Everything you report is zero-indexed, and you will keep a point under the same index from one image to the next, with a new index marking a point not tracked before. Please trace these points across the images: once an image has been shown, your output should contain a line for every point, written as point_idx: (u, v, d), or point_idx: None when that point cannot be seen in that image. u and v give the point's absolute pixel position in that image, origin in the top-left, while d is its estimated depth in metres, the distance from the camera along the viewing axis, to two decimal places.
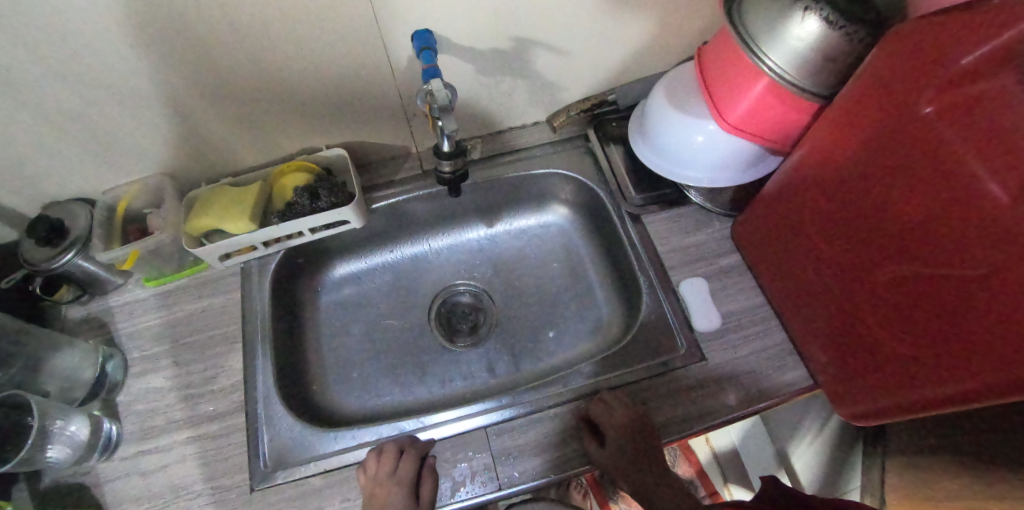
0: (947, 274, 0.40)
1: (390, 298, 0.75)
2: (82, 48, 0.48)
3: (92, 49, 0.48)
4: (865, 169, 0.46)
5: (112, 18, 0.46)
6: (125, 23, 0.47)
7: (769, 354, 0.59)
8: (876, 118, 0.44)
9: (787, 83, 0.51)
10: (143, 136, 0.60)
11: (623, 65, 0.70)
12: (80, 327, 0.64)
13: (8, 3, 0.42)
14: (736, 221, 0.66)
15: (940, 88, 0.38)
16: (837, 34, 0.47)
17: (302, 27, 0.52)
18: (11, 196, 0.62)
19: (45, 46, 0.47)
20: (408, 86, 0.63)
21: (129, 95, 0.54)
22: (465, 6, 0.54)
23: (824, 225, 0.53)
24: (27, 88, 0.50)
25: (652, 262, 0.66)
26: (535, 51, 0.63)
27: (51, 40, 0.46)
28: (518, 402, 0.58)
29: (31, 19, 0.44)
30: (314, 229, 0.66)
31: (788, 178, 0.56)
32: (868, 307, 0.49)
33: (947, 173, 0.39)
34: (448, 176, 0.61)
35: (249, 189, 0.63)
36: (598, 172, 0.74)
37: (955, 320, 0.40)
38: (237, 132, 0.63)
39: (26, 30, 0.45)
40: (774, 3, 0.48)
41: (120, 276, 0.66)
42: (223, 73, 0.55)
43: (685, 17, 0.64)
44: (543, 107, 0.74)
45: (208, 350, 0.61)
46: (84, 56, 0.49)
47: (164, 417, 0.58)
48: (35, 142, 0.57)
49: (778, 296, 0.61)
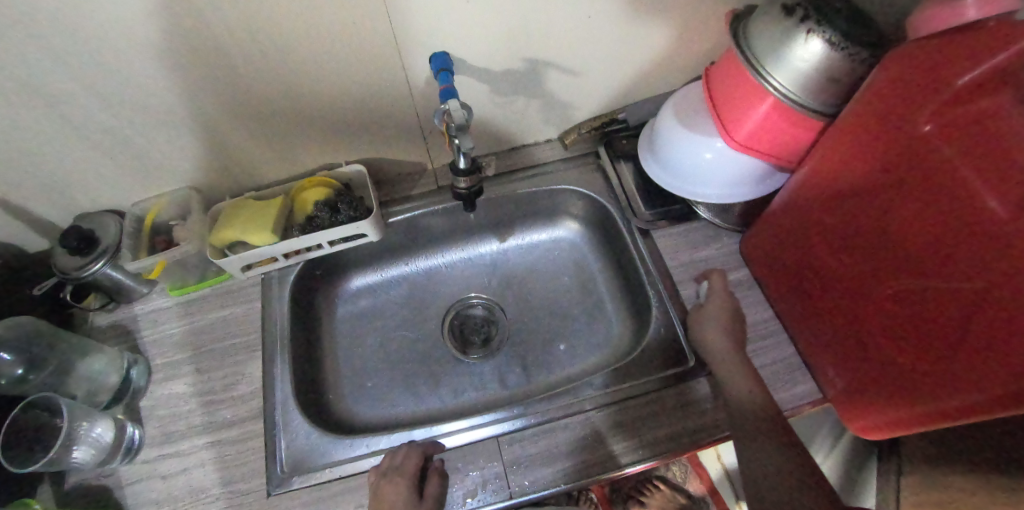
0: (948, 287, 0.41)
1: (404, 310, 0.77)
2: (122, 68, 0.51)
3: (131, 69, 0.52)
4: (866, 185, 0.48)
5: (151, 40, 0.49)
6: (161, 42, 0.50)
7: (778, 368, 0.60)
8: (876, 136, 0.45)
9: (792, 102, 0.53)
10: (172, 151, 0.63)
11: (633, 85, 0.72)
12: (107, 334, 0.66)
13: (61, 29, 0.46)
14: (745, 236, 0.67)
15: (939, 107, 0.40)
16: (840, 55, 0.50)
17: (327, 48, 0.55)
18: (47, 207, 0.66)
19: (90, 66, 0.50)
20: (425, 104, 0.65)
21: (163, 113, 0.58)
22: (482, 30, 0.57)
23: (827, 240, 0.54)
24: (69, 105, 0.54)
25: (661, 276, 0.67)
26: (547, 72, 0.65)
27: (96, 62, 0.50)
28: (530, 412, 0.59)
29: (76, 40, 0.48)
30: (332, 243, 0.67)
31: (794, 194, 0.57)
32: (871, 321, 0.50)
33: (946, 189, 0.40)
34: (464, 191, 0.63)
35: (272, 202, 0.65)
36: (609, 189, 0.75)
37: (958, 333, 0.41)
38: (260, 148, 0.66)
39: (73, 52, 0.49)
40: (780, 26, 0.51)
41: (145, 285, 0.68)
42: (250, 94, 0.58)
43: (693, 37, 0.66)
44: (555, 126, 0.76)
45: (228, 358, 0.63)
46: (120, 72, 0.52)
47: (186, 421, 0.60)
48: (72, 155, 0.60)
49: (787, 311, 0.61)
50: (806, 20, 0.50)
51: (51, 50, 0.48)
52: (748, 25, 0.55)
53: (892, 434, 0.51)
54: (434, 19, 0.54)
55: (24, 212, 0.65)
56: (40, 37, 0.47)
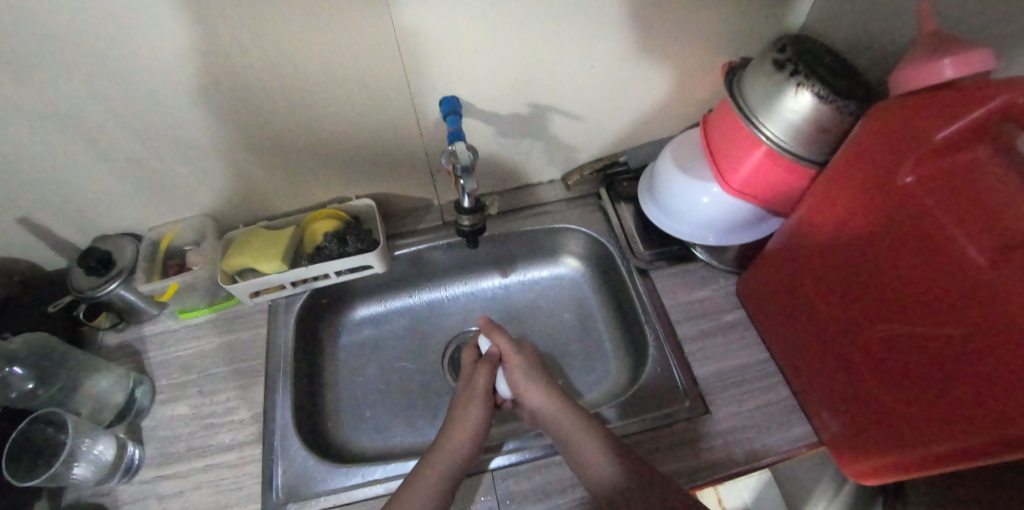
0: (937, 333, 0.42)
1: (405, 341, 0.78)
2: (151, 99, 0.55)
3: (159, 100, 0.55)
4: (853, 232, 0.49)
5: (179, 76, 0.53)
6: (190, 77, 0.54)
7: (774, 410, 0.60)
8: (860, 186, 0.48)
9: (784, 150, 0.56)
10: (192, 180, 0.67)
11: (634, 130, 0.75)
12: (115, 353, 0.68)
13: (99, 64, 0.50)
14: (741, 278, 0.68)
15: (918, 161, 0.42)
16: (829, 107, 0.52)
17: (343, 89, 0.59)
18: (69, 228, 0.69)
19: (121, 97, 0.54)
20: (434, 143, 0.68)
21: (186, 144, 0.61)
22: (489, 77, 0.61)
23: (818, 284, 0.55)
24: (99, 132, 0.58)
25: (659, 315, 0.68)
26: (551, 116, 0.69)
27: (128, 93, 0.54)
28: (525, 447, 0.60)
29: (114, 72, 0.52)
30: (339, 273, 0.69)
31: (785, 238, 0.59)
32: (863, 365, 0.50)
33: (929, 238, 0.42)
34: (467, 229, 0.65)
35: (284, 232, 0.68)
36: (609, 229, 0.77)
37: (949, 378, 0.41)
38: (275, 181, 0.69)
39: (108, 84, 0.53)
40: (771, 78, 0.54)
41: (156, 307, 0.70)
42: (268, 129, 0.62)
43: (690, 88, 0.70)
44: (558, 167, 0.79)
45: (231, 381, 0.65)
46: (149, 104, 0.56)
47: (185, 443, 0.60)
48: (98, 179, 0.63)
49: (781, 353, 0.62)
50: (795, 74, 0.53)
51: (87, 82, 0.52)
52: (742, 78, 0.59)
53: (888, 479, 0.51)
54: (443, 65, 0.58)
55: (46, 232, 0.68)
56: (81, 69, 0.51)
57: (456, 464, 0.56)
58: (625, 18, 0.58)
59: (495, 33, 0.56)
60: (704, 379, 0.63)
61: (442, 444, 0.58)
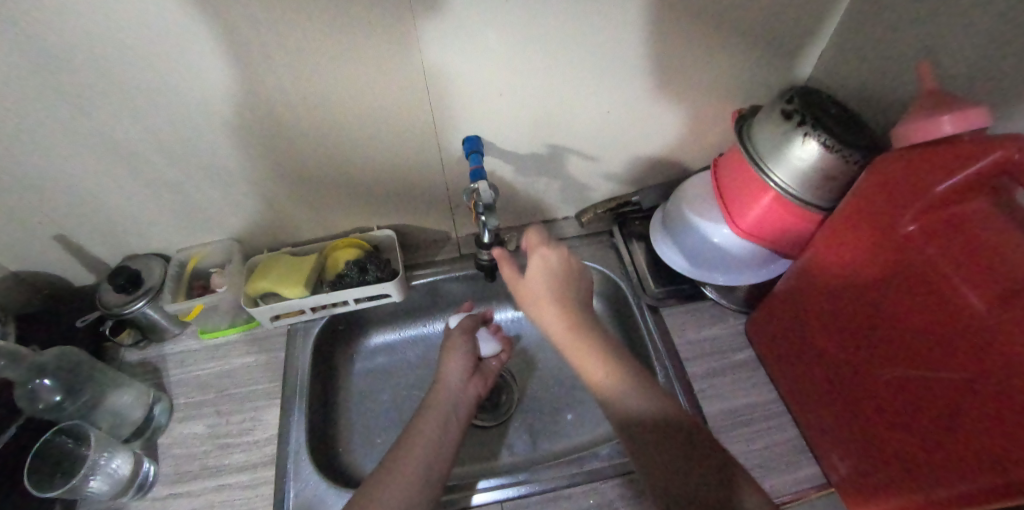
0: (943, 379, 0.43)
1: (418, 370, 0.78)
2: (193, 130, 0.59)
3: (201, 131, 0.60)
4: (858, 276, 0.51)
5: (221, 109, 0.57)
6: (231, 111, 0.58)
7: (784, 451, 0.60)
8: (864, 232, 0.50)
9: (791, 196, 0.58)
10: (224, 206, 0.70)
11: (646, 171, 0.78)
12: (135, 370, 0.70)
13: (149, 97, 0.55)
14: (750, 317, 0.69)
15: (919, 211, 0.44)
16: (835, 156, 0.55)
17: (372, 126, 0.62)
18: (103, 247, 0.72)
19: (166, 126, 0.58)
20: (455, 179, 0.71)
21: (221, 172, 0.65)
22: (509, 119, 0.65)
23: (824, 325, 0.56)
24: (142, 157, 0.62)
25: (670, 351, 0.69)
26: (567, 155, 0.72)
27: (172, 123, 0.58)
28: (536, 479, 0.60)
29: (163, 103, 0.56)
30: (358, 300, 0.72)
31: (792, 279, 0.60)
32: (870, 407, 0.51)
33: (932, 285, 0.44)
34: (485, 264, 0.69)
35: (308, 259, 0.71)
36: (621, 265, 0.79)
37: (955, 424, 0.42)
38: (302, 209, 0.73)
39: (155, 115, 0.57)
40: (779, 127, 0.57)
41: (178, 326, 0.72)
42: (299, 161, 0.65)
43: (701, 134, 0.73)
44: (572, 204, 0.82)
45: (247, 402, 0.66)
46: (190, 134, 0.60)
47: (200, 462, 0.61)
48: (136, 202, 0.67)
49: (790, 394, 0.62)
50: (803, 124, 0.56)
51: (137, 112, 0.56)
52: (751, 126, 0.62)
53: None
54: (466, 106, 0.62)
55: (82, 250, 0.71)
56: (135, 99, 0.55)
57: (455, 393, 0.61)
58: (640, 68, 0.62)
59: (517, 77, 0.60)
60: (714, 417, 0.63)
61: (443, 380, 0.63)
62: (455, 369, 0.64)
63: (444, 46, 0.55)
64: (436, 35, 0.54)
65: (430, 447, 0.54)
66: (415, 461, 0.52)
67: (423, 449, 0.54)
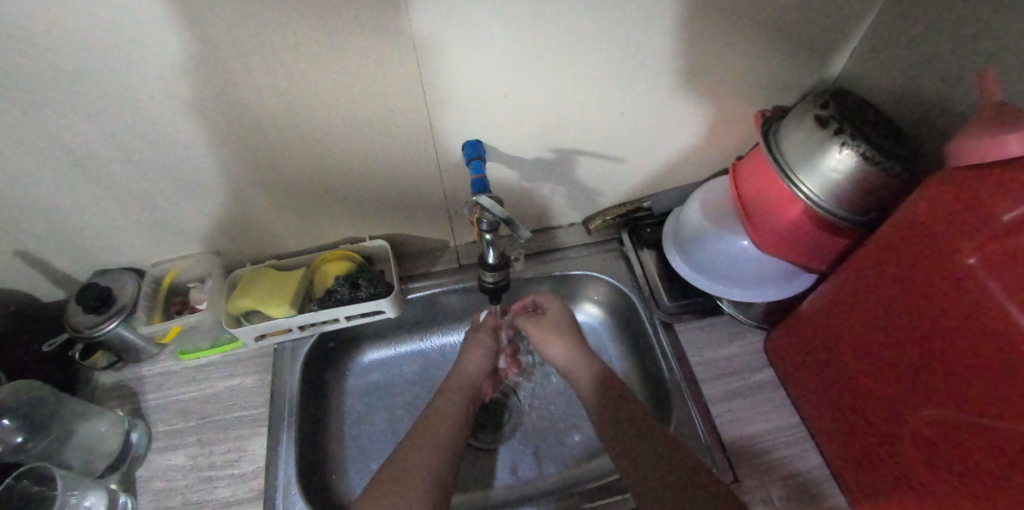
0: (995, 427, 0.39)
1: (416, 389, 0.73)
2: (159, 136, 0.53)
3: (168, 137, 0.53)
4: (901, 304, 0.47)
5: (186, 113, 0.51)
6: (199, 114, 0.51)
7: (806, 481, 0.57)
8: (915, 257, 0.45)
9: (822, 210, 0.53)
10: (200, 217, 0.64)
11: (660, 176, 0.72)
12: (110, 395, 0.64)
13: (104, 98, 0.48)
14: (770, 333, 0.65)
15: (981, 240, 0.39)
16: (874, 168, 0.50)
17: (361, 131, 0.56)
18: (68, 262, 0.66)
19: (125, 131, 0.52)
20: (453, 187, 0.66)
21: (193, 181, 0.59)
22: (513, 121, 0.59)
23: (860, 351, 0.52)
24: (103, 167, 0.55)
25: (684, 372, 0.65)
26: (576, 160, 0.66)
27: (134, 129, 0.52)
28: None
29: (120, 108, 0.49)
30: (350, 317, 0.66)
31: (825, 300, 0.56)
32: (906, 444, 0.47)
33: (989, 324, 0.39)
34: (490, 285, 0.63)
35: (294, 274, 0.65)
36: (632, 277, 0.74)
37: (1002, 475, 0.38)
38: (287, 219, 0.67)
39: (113, 121, 0.50)
40: (812, 135, 0.52)
41: (156, 347, 0.67)
42: (281, 166, 0.59)
43: (720, 137, 0.67)
44: (580, 210, 0.76)
45: (232, 431, 0.61)
46: (155, 140, 0.53)
47: (181, 498, 0.56)
48: (101, 214, 0.61)
49: (814, 419, 0.59)
50: (840, 133, 0.51)
51: (91, 117, 0.50)
52: (779, 130, 0.56)
53: None
54: (466, 110, 0.56)
55: (44, 265, 0.65)
56: (88, 101, 0.48)
57: (472, 389, 0.63)
58: (658, 66, 0.56)
59: (521, 77, 0.54)
60: (732, 444, 0.59)
61: (462, 371, 0.64)
62: (476, 363, 0.65)
63: (441, 41, 0.48)
64: (428, 29, 0.47)
65: (416, 478, 0.50)
66: (399, 489, 0.49)
67: (407, 482, 0.49)
